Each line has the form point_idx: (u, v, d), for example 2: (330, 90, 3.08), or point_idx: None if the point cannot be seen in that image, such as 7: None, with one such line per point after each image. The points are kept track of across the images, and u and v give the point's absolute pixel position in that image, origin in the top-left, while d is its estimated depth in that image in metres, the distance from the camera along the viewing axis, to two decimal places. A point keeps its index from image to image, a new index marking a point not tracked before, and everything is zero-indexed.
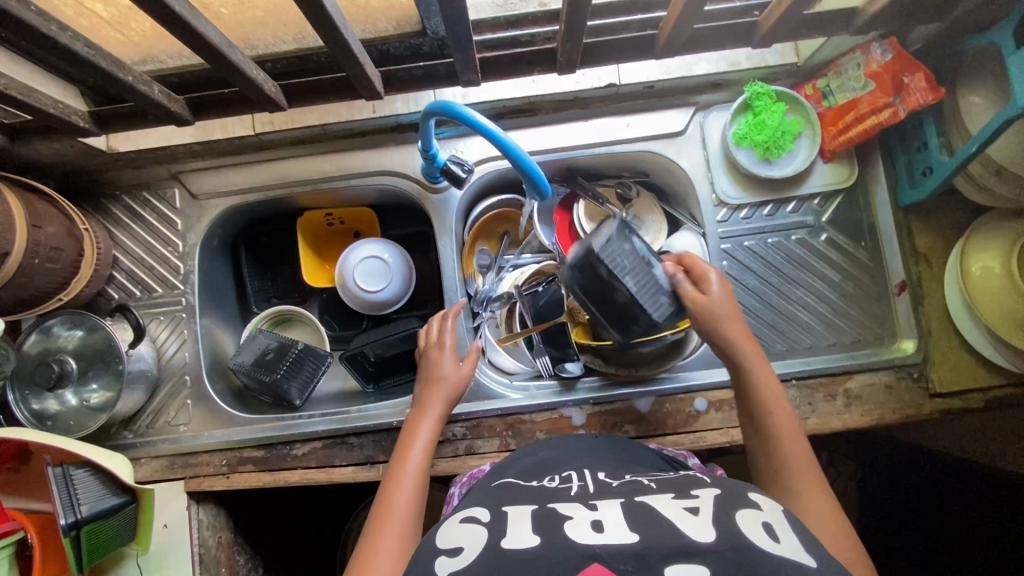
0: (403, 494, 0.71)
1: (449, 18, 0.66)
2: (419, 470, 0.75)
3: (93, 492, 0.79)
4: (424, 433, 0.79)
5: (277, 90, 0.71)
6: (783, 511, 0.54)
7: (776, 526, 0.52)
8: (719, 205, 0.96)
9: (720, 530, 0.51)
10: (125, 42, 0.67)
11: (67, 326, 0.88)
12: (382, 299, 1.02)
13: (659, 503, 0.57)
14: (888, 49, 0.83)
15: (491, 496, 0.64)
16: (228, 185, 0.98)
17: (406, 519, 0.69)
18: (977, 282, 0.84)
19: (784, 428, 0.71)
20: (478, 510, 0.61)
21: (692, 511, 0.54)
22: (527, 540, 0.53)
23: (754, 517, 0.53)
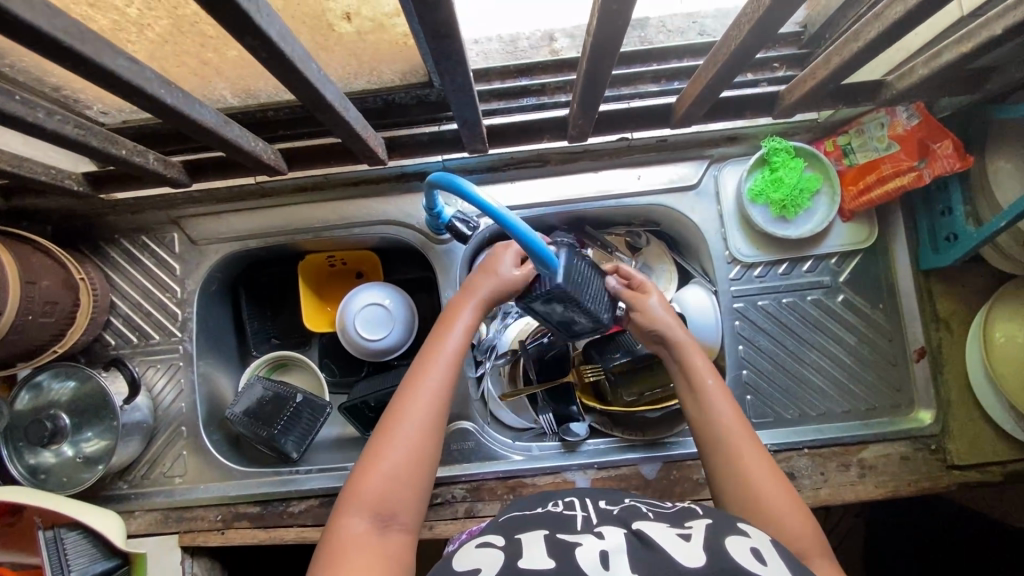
0: (434, 379, 0.66)
1: (459, 103, 0.64)
2: (456, 354, 0.69)
3: (86, 554, 0.78)
4: (466, 317, 0.72)
5: (275, 159, 0.70)
6: (773, 540, 0.53)
7: (765, 552, 0.50)
8: (732, 262, 0.92)
9: (711, 553, 0.49)
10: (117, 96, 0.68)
11: (59, 378, 0.87)
12: (385, 346, 0.99)
13: (653, 528, 0.53)
14: (914, 113, 0.78)
15: (498, 521, 0.59)
16: (228, 231, 0.95)
17: (435, 405, 0.65)
18: (1000, 352, 0.81)
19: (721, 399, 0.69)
20: (487, 535, 0.56)
21: (684, 537, 0.51)
22: (537, 561, 0.49)
23: (742, 542, 0.51)
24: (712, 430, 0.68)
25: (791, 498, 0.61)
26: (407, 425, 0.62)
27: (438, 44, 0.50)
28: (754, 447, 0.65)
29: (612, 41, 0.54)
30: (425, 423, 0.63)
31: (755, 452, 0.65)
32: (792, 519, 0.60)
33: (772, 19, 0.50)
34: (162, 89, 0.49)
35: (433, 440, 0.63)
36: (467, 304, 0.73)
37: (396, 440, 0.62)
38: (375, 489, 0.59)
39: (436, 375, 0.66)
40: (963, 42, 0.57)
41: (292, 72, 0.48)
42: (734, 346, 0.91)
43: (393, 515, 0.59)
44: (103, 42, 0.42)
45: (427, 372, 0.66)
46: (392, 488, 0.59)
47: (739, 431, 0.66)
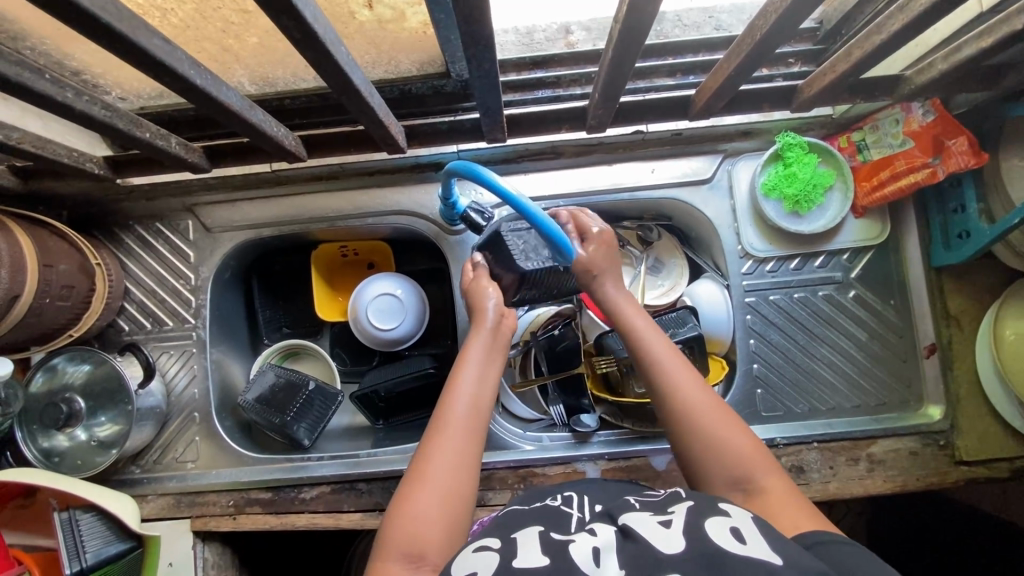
0: (457, 416, 0.65)
1: (482, 91, 0.65)
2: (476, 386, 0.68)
3: (99, 537, 0.78)
4: (479, 351, 0.72)
5: (296, 144, 0.70)
6: (753, 516, 0.52)
7: (744, 529, 0.50)
8: (744, 256, 0.93)
9: (691, 539, 0.48)
10: (142, 81, 0.68)
11: (74, 362, 0.88)
12: (398, 336, 1.00)
13: (638, 519, 0.53)
14: (930, 110, 0.79)
15: (501, 523, 0.59)
16: (243, 219, 0.96)
17: (460, 440, 0.63)
18: (1010, 348, 0.81)
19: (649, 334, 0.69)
20: (484, 537, 0.56)
21: (665, 523, 0.51)
22: (530, 559, 0.49)
23: (721, 523, 0.50)
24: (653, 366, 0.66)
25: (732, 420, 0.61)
26: (434, 466, 0.61)
27: (466, 30, 0.50)
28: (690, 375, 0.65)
29: (637, 31, 0.54)
30: (456, 460, 0.62)
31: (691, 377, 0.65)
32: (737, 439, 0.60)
33: (799, 10, 0.50)
34: (191, 70, 0.49)
35: (466, 476, 0.62)
36: (483, 331, 0.74)
37: (424, 484, 0.60)
38: (405, 531, 0.57)
39: (460, 409, 0.66)
40: (985, 36, 0.57)
41: (320, 55, 0.48)
42: (745, 340, 0.92)
43: (426, 555, 0.56)
44: (138, 20, 0.42)
45: (449, 412, 0.65)
46: (424, 529, 0.57)
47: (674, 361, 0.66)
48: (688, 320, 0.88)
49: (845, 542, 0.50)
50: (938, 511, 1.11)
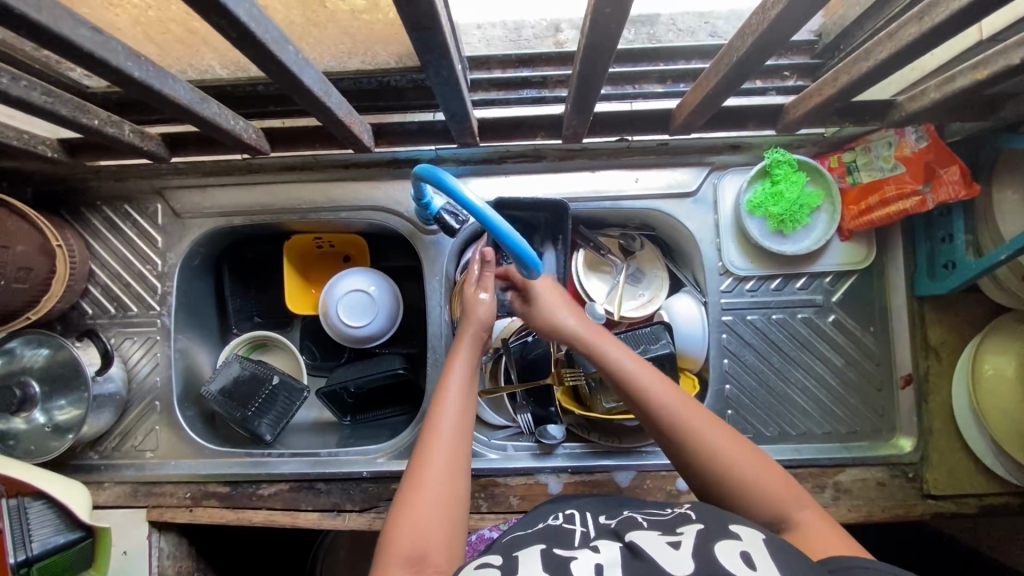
0: (448, 415, 0.63)
1: (446, 95, 0.62)
2: (465, 388, 0.66)
3: (49, 526, 0.77)
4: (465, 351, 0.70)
5: (256, 137, 0.67)
6: (765, 540, 0.50)
7: (755, 554, 0.48)
8: (724, 273, 0.90)
9: (700, 562, 0.47)
10: None
11: (32, 345, 0.85)
12: (368, 332, 0.98)
13: (645, 538, 0.52)
14: (923, 135, 0.76)
15: (503, 544, 0.57)
16: (214, 206, 0.93)
17: (451, 440, 0.62)
18: (988, 385, 0.80)
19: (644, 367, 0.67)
20: (486, 556, 0.55)
21: (674, 544, 0.50)
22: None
23: (731, 546, 0.49)
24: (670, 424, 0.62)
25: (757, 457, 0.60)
26: (434, 470, 0.58)
27: (419, 35, 0.48)
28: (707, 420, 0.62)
29: (605, 42, 0.51)
30: (451, 458, 0.60)
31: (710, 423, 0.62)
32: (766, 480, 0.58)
33: (777, 31, 0.48)
34: (129, 62, 0.46)
35: (461, 480, 0.59)
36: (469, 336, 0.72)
37: (421, 489, 0.57)
38: (409, 537, 0.54)
39: (450, 411, 0.63)
40: (979, 68, 0.54)
41: (264, 54, 0.45)
42: (718, 359, 0.90)
43: (428, 558, 0.53)
44: (61, 9, 0.40)
45: (438, 417, 0.63)
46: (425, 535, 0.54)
47: (689, 411, 0.62)
48: (662, 336, 0.86)
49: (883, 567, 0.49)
50: (894, 533, 1.09)
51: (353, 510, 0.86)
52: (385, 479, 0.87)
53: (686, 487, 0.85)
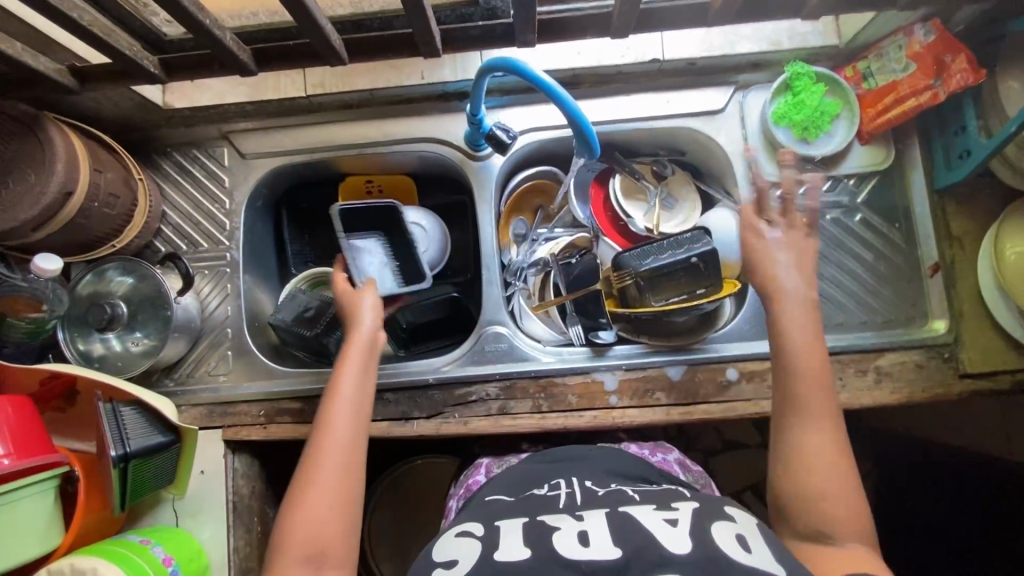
0: (344, 419, 0.72)
1: None
2: (358, 389, 0.75)
3: (141, 430, 0.81)
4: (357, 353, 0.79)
5: (343, 44, 0.74)
6: (758, 524, 0.59)
7: (749, 537, 0.56)
8: (755, 182, 0.97)
9: (696, 541, 0.55)
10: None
11: (121, 272, 0.91)
12: (424, 260, 1.04)
13: (642, 514, 0.60)
14: (931, 30, 0.85)
15: (482, 512, 0.67)
16: (276, 146, 1.01)
17: (352, 432, 0.72)
18: (1012, 265, 0.85)
19: (801, 357, 0.71)
20: (468, 522, 0.65)
21: (671, 522, 0.58)
22: (514, 551, 0.57)
23: (728, 529, 0.57)
24: (795, 419, 0.69)
25: (850, 489, 0.64)
26: (325, 465, 0.68)
27: None
28: (831, 446, 0.67)
29: None
30: (344, 457, 0.70)
31: (829, 433, 0.67)
32: (840, 504, 0.63)
33: None
34: None
35: (354, 476, 0.69)
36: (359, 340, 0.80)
37: (313, 494, 0.66)
38: (304, 533, 0.64)
39: (344, 410, 0.73)
40: None
41: None
42: None
43: (327, 555, 0.64)
44: None
45: (333, 416, 0.72)
46: (321, 527, 0.64)
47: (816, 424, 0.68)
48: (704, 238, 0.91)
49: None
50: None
51: (421, 416, 0.91)
52: (450, 385, 0.92)
53: (735, 376, 0.90)
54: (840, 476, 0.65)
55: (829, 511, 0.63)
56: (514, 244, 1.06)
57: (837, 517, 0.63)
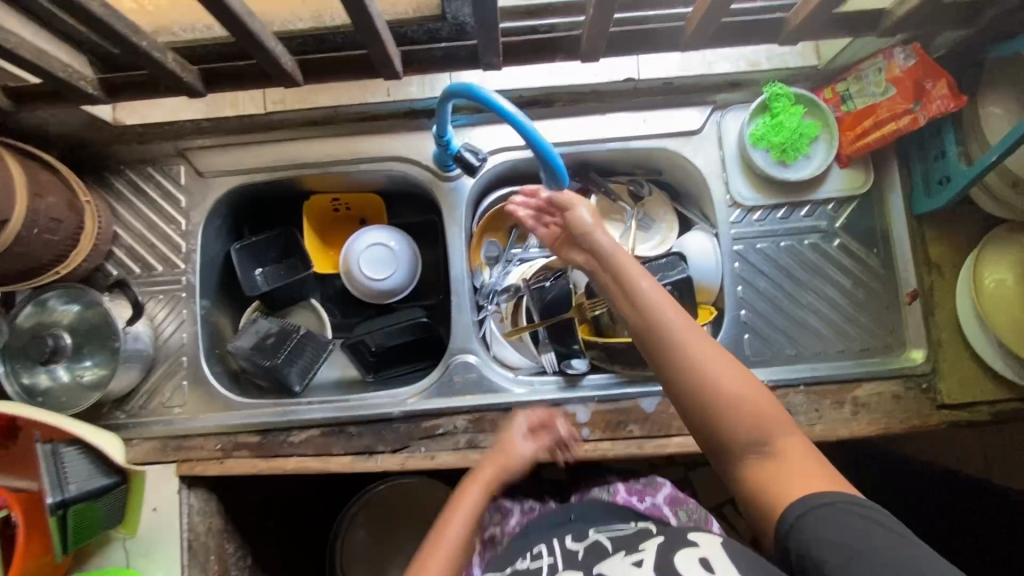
0: (444, 560, 0.68)
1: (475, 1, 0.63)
2: (461, 545, 0.70)
3: (83, 473, 0.78)
4: (472, 503, 0.73)
5: (294, 65, 0.70)
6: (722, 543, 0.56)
7: (714, 559, 0.54)
8: (733, 205, 0.95)
9: None
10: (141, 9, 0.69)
11: (64, 300, 0.86)
12: (390, 284, 1.00)
13: (612, 565, 0.58)
14: (910, 54, 0.82)
15: None
16: (236, 163, 0.96)
17: (446, 570, 0.68)
18: (991, 294, 0.84)
19: (663, 308, 0.65)
20: None
21: (636, 564, 0.56)
22: None
23: (692, 553, 0.55)
24: (681, 373, 0.62)
25: (752, 384, 0.60)
26: None
27: None
28: (715, 356, 0.62)
29: None
30: None
31: (704, 346, 0.62)
32: (756, 406, 0.59)
33: None
34: None
35: None
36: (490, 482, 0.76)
37: None
38: None
39: (445, 553, 0.69)
40: None
41: None
42: (732, 287, 0.93)
43: None
44: None
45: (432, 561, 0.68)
46: None
47: (701, 352, 0.62)
48: (679, 264, 0.89)
49: (861, 504, 0.53)
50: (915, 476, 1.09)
51: (385, 451, 0.87)
52: (417, 418, 0.89)
53: None
54: (737, 373, 0.61)
55: (748, 425, 0.59)
56: (486, 266, 1.02)
57: (763, 422, 0.59)
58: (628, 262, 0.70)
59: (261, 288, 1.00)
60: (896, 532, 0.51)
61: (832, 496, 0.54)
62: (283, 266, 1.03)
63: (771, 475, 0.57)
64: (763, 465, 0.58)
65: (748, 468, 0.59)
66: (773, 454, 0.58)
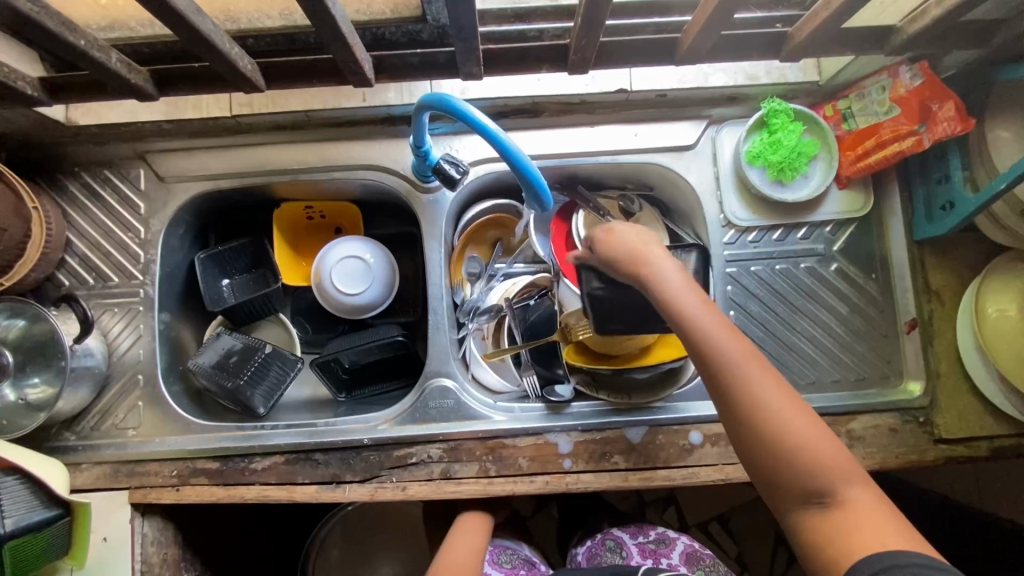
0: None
1: (452, 5, 0.58)
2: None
3: (21, 504, 0.72)
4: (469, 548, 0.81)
5: (254, 69, 0.66)
6: None
7: None
8: (727, 225, 0.90)
9: None
10: (92, 5, 0.64)
11: (6, 315, 0.80)
12: (365, 299, 0.95)
13: None
14: (917, 73, 0.77)
15: None
16: (200, 169, 0.90)
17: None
18: (992, 327, 0.79)
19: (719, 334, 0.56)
20: None
21: None
22: None
23: None
24: (736, 410, 0.55)
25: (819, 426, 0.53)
26: None
27: None
28: (777, 391, 0.55)
29: None
30: None
31: (765, 377, 0.55)
32: (824, 451, 0.53)
33: None
34: None
35: None
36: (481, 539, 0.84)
37: None
38: None
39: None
40: None
41: None
42: (725, 311, 0.89)
43: None
44: None
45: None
46: None
47: (761, 387, 0.55)
48: None
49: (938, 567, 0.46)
50: (908, 506, 1.05)
51: (354, 480, 0.82)
52: (387, 447, 0.83)
53: (699, 440, 0.83)
54: (798, 412, 0.54)
55: (813, 471, 0.52)
56: (468, 282, 0.97)
57: (827, 470, 0.52)
58: (673, 271, 0.59)
59: (228, 302, 0.94)
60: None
61: (908, 556, 0.47)
62: (252, 277, 0.97)
63: (831, 530, 0.51)
64: (827, 518, 0.52)
65: (809, 520, 0.53)
66: (838, 506, 0.52)
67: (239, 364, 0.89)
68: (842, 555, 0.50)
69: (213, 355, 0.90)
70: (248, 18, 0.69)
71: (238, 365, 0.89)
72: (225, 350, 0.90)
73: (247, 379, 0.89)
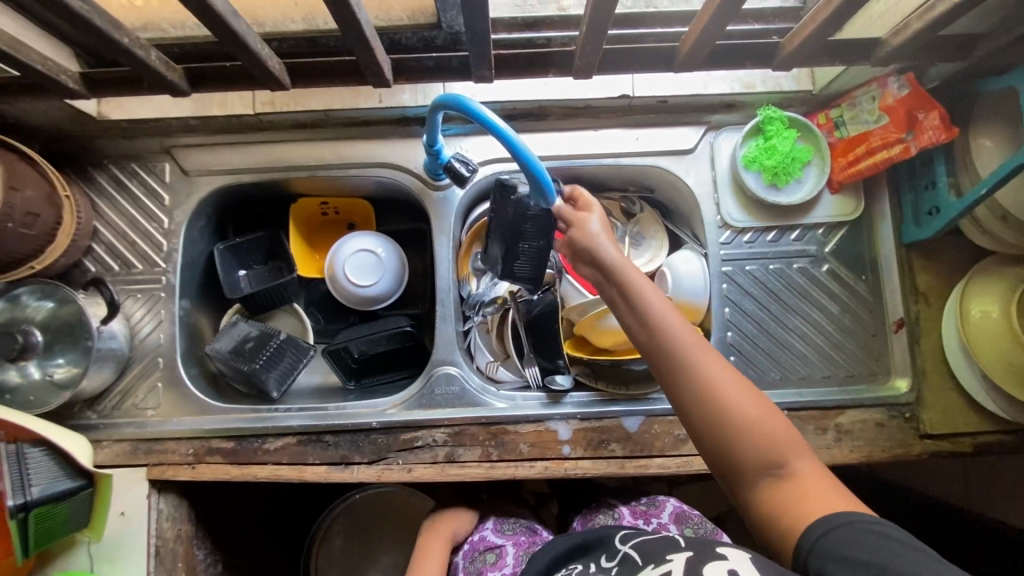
0: None
1: (468, 12, 0.62)
2: None
3: (47, 473, 0.76)
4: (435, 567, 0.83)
5: (281, 68, 0.70)
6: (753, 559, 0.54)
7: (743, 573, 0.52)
8: (723, 226, 0.94)
9: None
10: (128, 6, 0.69)
11: (36, 296, 0.85)
12: (376, 291, 0.99)
13: None
14: (904, 84, 0.82)
15: None
16: (223, 164, 0.94)
17: None
18: (975, 327, 0.83)
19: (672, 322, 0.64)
20: None
21: None
22: None
23: (720, 566, 0.54)
24: (688, 389, 0.61)
25: (764, 404, 0.60)
26: None
27: None
28: (725, 371, 0.61)
29: None
30: None
31: (711, 360, 0.62)
32: (767, 425, 0.59)
33: None
34: None
35: None
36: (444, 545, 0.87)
37: None
38: None
39: None
40: None
41: None
42: (720, 308, 0.93)
43: None
44: None
45: None
46: None
47: (709, 368, 0.61)
48: None
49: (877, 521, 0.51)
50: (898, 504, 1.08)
51: (362, 462, 0.86)
52: (395, 430, 0.87)
53: None
54: (745, 390, 0.60)
55: (761, 445, 0.58)
56: (474, 276, 0.99)
57: (773, 442, 0.58)
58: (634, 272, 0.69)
59: (244, 290, 0.98)
60: (913, 548, 0.49)
61: (853, 516, 0.51)
62: (268, 269, 1.01)
63: (784, 499, 0.56)
64: (780, 488, 0.57)
65: (763, 492, 0.57)
66: (787, 476, 0.57)
67: (255, 350, 0.93)
68: (795, 522, 0.54)
69: (231, 340, 0.93)
70: (275, 21, 0.74)
71: (254, 351, 0.93)
72: (242, 336, 0.94)
73: (263, 364, 0.92)
